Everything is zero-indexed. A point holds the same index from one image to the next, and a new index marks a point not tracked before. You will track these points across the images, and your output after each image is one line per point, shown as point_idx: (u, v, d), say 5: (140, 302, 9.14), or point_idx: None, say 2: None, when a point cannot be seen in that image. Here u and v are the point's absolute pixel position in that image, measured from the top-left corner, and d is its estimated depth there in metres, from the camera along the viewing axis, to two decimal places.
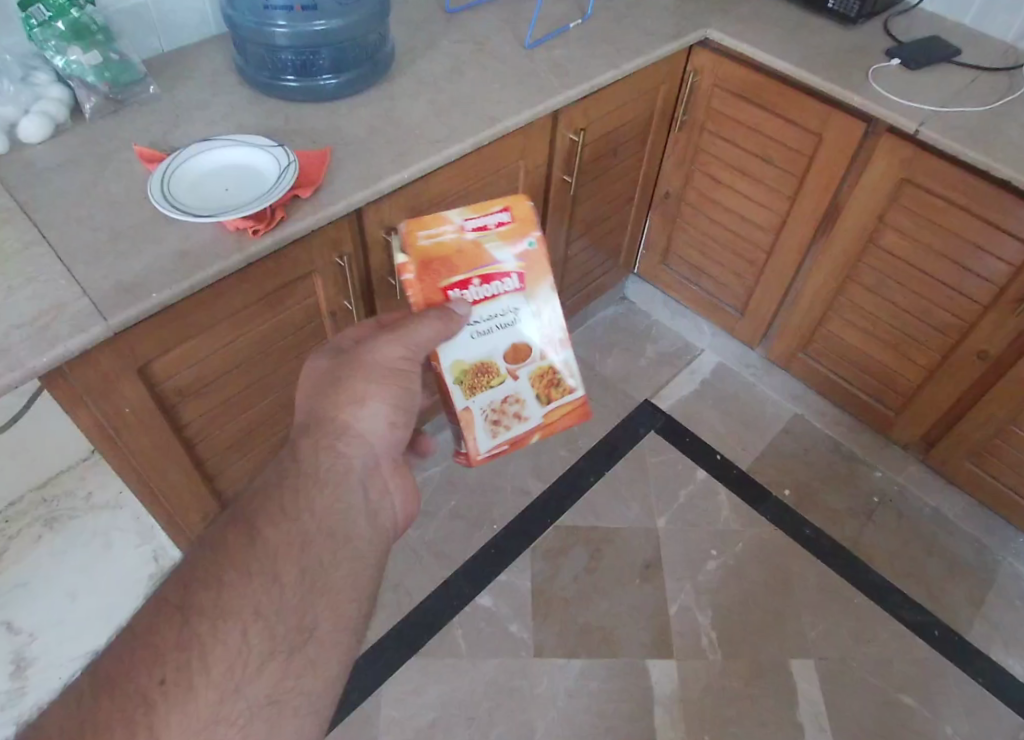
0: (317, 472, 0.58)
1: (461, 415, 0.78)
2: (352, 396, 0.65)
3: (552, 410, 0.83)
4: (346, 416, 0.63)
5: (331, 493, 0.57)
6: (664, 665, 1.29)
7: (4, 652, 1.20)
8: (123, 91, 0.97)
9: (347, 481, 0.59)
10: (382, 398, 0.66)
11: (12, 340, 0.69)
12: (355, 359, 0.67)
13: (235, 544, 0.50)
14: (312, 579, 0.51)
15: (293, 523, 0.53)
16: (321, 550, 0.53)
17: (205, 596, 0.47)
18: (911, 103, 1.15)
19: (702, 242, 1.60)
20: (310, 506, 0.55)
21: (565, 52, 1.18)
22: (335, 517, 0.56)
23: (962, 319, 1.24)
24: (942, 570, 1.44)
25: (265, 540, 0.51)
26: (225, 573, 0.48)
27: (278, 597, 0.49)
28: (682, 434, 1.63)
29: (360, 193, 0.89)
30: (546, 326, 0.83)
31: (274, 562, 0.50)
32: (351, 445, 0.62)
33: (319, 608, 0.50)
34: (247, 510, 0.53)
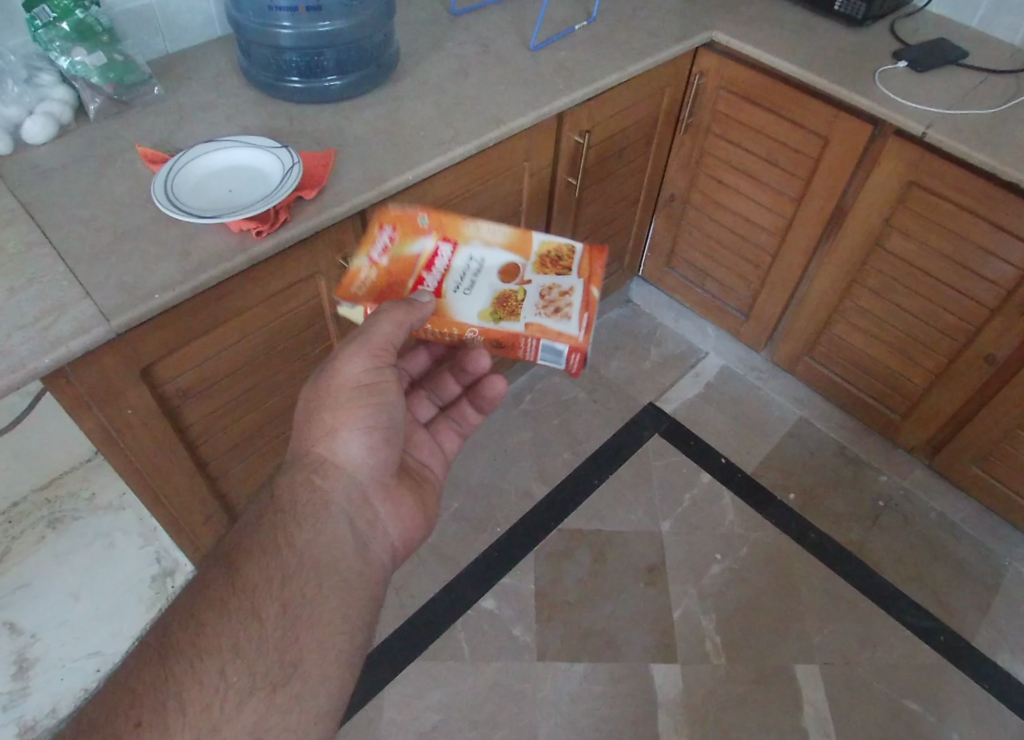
0: (296, 508, 0.60)
1: (529, 332, 0.73)
2: (326, 426, 0.65)
3: (577, 268, 0.80)
4: (324, 447, 0.64)
5: (309, 528, 0.59)
6: (668, 669, 1.28)
7: (6, 652, 1.19)
8: (128, 91, 0.97)
9: (326, 517, 0.60)
10: (355, 422, 0.65)
11: (13, 341, 0.69)
12: (325, 385, 0.67)
13: (216, 584, 0.53)
14: (294, 614, 0.53)
15: (274, 558, 0.55)
16: (304, 582, 0.55)
17: (182, 637, 0.49)
18: (918, 105, 1.14)
19: (706, 246, 1.60)
20: (292, 540, 0.57)
21: (570, 54, 1.17)
22: (320, 551, 0.57)
23: (969, 322, 1.23)
24: (948, 574, 1.43)
25: (243, 576, 0.54)
26: (203, 611, 0.51)
27: (257, 633, 0.51)
28: (687, 437, 1.62)
29: (365, 194, 0.89)
30: (510, 236, 0.82)
31: (255, 600, 0.52)
32: (329, 477, 0.63)
33: (303, 639, 0.52)
34: (228, 551, 0.55)
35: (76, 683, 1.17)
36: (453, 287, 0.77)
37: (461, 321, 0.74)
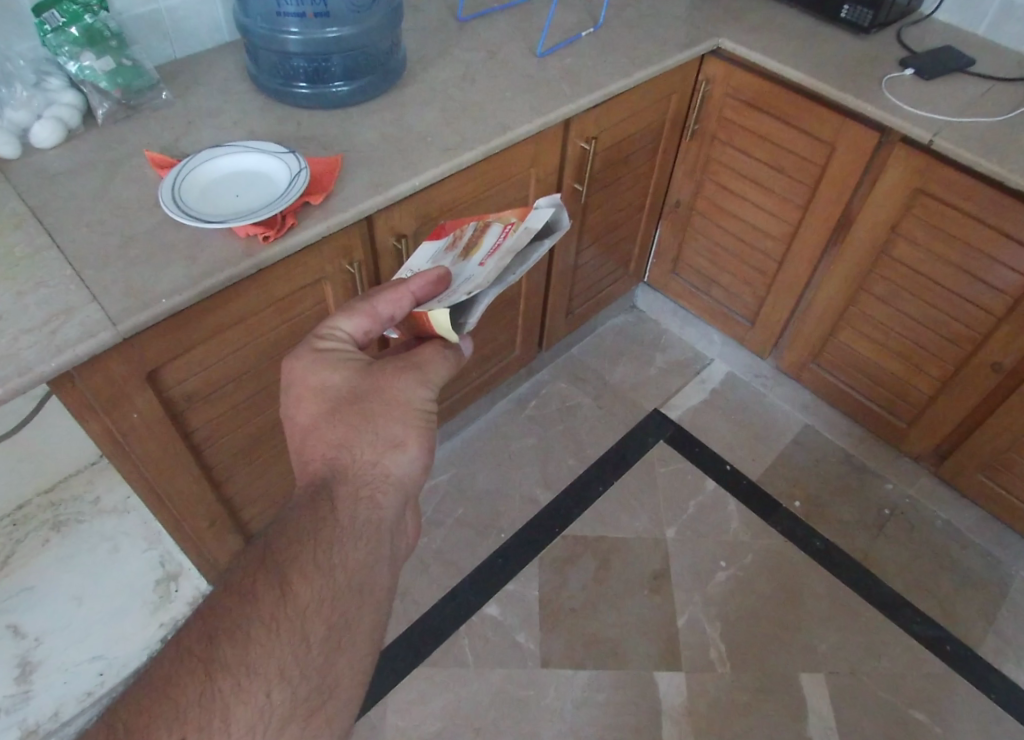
0: (355, 524, 0.57)
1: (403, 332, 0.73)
2: (390, 441, 0.62)
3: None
4: (385, 462, 0.61)
5: (368, 547, 0.56)
6: (673, 677, 1.27)
7: (10, 655, 1.19)
8: (136, 97, 0.98)
9: (382, 537, 0.58)
10: (417, 442, 0.64)
11: (20, 346, 0.69)
12: (388, 397, 0.64)
13: (266, 598, 0.49)
14: (337, 638, 0.51)
15: (327, 579, 0.53)
16: (348, 606, 0.53)
17: (229, 651, 0.46)
18: (925, 113, 1.14)
19: (712, 252, 1.59)
20: (346, 560, 0.54)
21: (577, 61, 1.17)
22: (366, 572, 0.55)
23: (976, 330, 1.23)
24: (955, 583, 1.42)
25: (295, 594, 0.50)
26: (253, 627, 0.48)
27: (304, 656, 0.49)
28: (692, 444, 1.61)
29: (372, 200, 0.89)
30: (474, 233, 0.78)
31: (304, 621, 0.50)
32: (389, 496, 0.60)
33: (340, 666, 0.51)
34: (280, 561, 0.52)
35: (79, 687, 1.17)
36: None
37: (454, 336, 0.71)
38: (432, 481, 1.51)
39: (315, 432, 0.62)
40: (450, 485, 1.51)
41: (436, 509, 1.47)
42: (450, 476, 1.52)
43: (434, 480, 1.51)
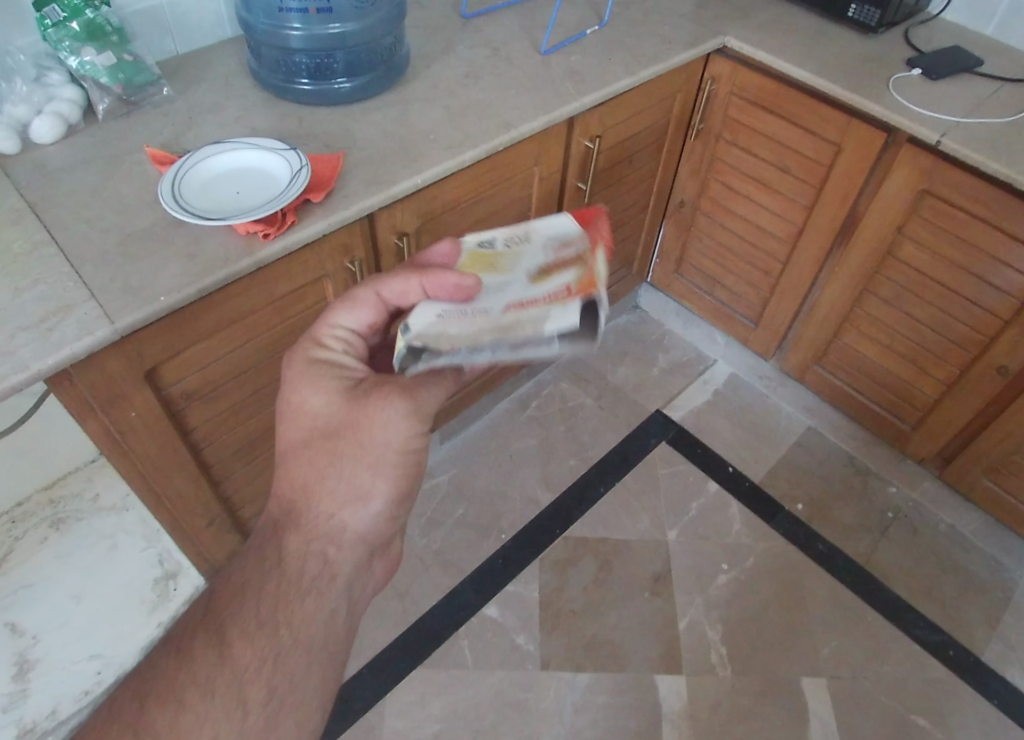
0: (301, 579, 0.56)
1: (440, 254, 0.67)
2: (354, 492, 0.60)
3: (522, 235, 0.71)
4: (343, 514, 0.60)
5: (314, 606, 0.55)
6: (673, 681, 1.26)
7: (7, 654, 1.19)
8: (137, 92, 0.97)
9: (331, 593, 0.57)
10: (383, 493, 0.62)
11: (17, 342, 0.69)
12: (363, 436, 0.61)
13: (202, 656, 0.49)
14: (280, 698, 0.50)
15: (269, 636, 0.52)
16: (294, 666, 0.52)
17: (159, 717, 0.46)
18: (932, 113, 1.13)
19: (716, 253, 1.58)
20: (290, 616, 0.54)
21: (582, 59, 1.16)
22: (318, 629, 0.55)
23: (982, 333, 1.21)
24: (958, 588, 1.41)
25: (233, 654, 0.50)
26: (183, 688, 0.47)
27: (240, 721, 0.48)
28: (694, 446, 1.60)
29: (374, 197, 0.88)
30: (577, 278, 0.61)
31: (242, 682, 0.49)
32: (341, 550, 0.59)
33: (285, 729, 0.50)
34: (220, 614, 0.52)
35: (76, 686, 1.17)
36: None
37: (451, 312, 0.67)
38: (433, 481, 1.50)
39: (291, 457, 0.61)
40: (451, 485, 1.50)
41: (436, 509, 1.46)
42: (451, 476, 1.52)
43: (435, 480, 1.50)
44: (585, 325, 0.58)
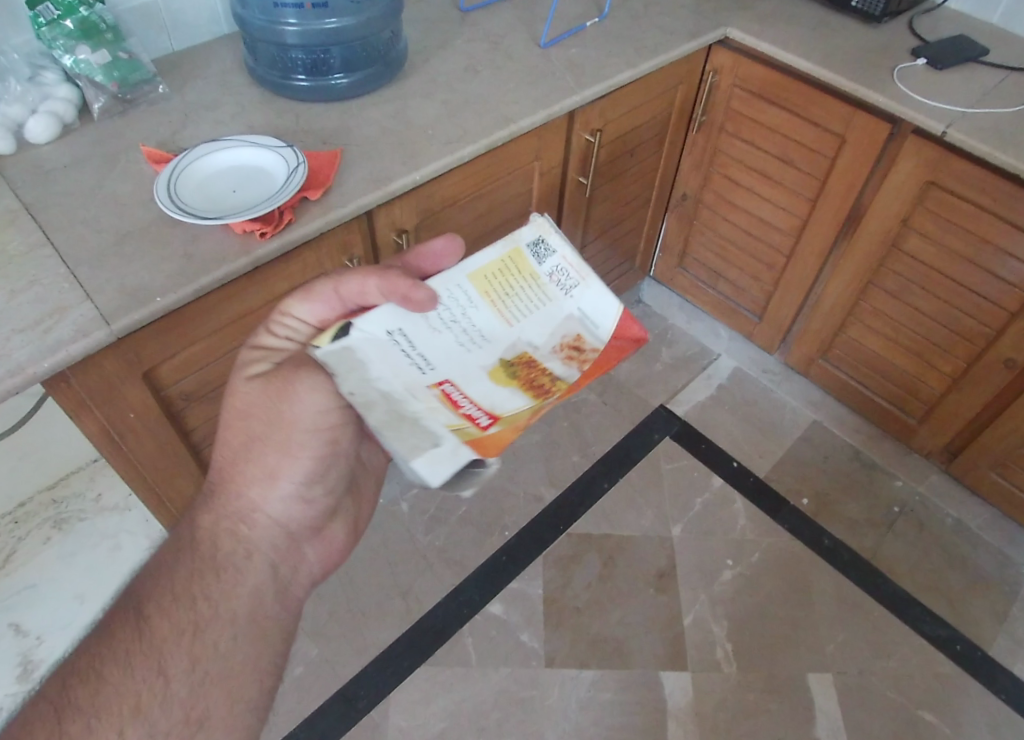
0: (216, 557, 0.62)
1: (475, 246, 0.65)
2: (266, 472, 0.67)
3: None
4: (254, 494, 0.66)
5: (229, 581, 0.62)
6: (679, 677, 1.26)
7: (13, 653, 1.21)
8: (132, 90, 0.96)
9: (248, 569, 0.64)
10: (294, 472, 0.68)
11: (12, 345, 0.68)
12: (279, 418, 0.66)
13: (123, 635, 0.54)
14: (203, 668, 0.55)
15: (188, 611, 0.57)
16: (216, 636, 0.57)
17: (80, 693, 0.50)
18: (936, 103, 1.11)
19: (719, 246, 1.57)
20: (206, 592, 0.60)
21: (582, 52, 1.15)
22: (237, 601, 0.61)
23: (989, 325, 1.20)
24: (965, 582, 1.40)
25: (152, 628, 0.55)
26: (105, 667, 0.52)
27: (164, 690, 0.53)
28: (699, 441, 1.59)
29: (372, 194, 0.87)
30: (508, 417, 0.52)
31: (163, 656, 0.54)
32: (255, 527, 0.66)
33: (212, 697, 0.55)
34: (138, 598, 0.57)
35: None
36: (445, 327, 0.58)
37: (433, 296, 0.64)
38: None
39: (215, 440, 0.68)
40: None
41: (440, 507, 1.46)
42: None
43: None
44: (448, 480, 0.49)
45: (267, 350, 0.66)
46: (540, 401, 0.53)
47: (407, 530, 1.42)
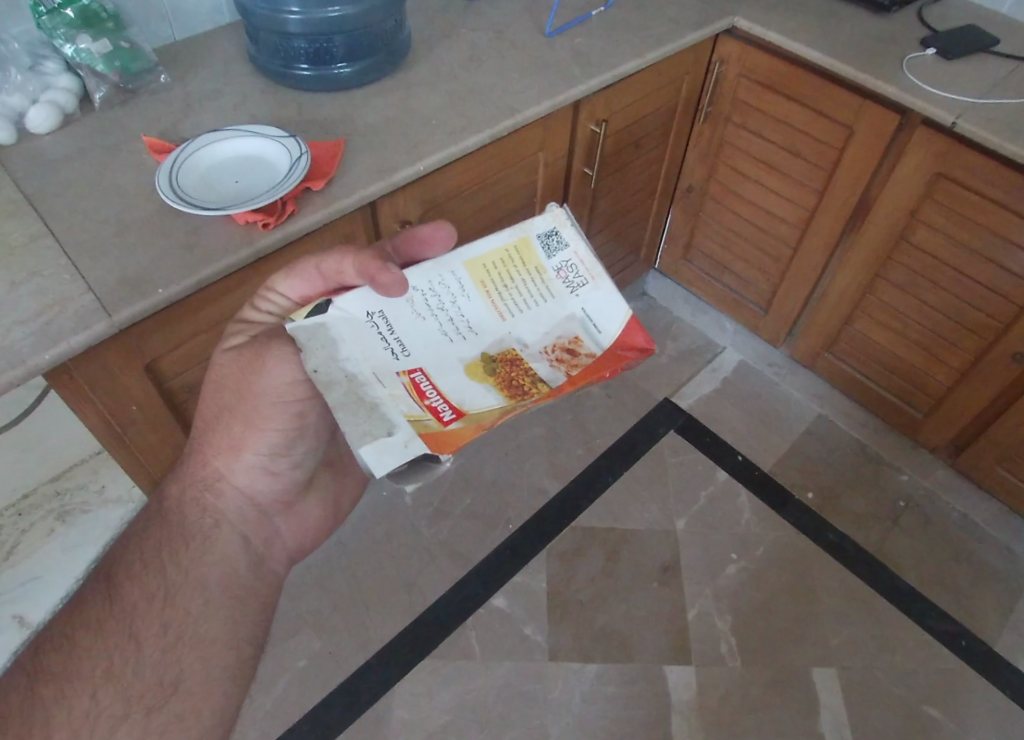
0: (185, 527, 0.64)
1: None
2: (231, 446, 0.69)
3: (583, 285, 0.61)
4: (221, 466, 0.69)
5: (198, 547, 0.64)
6: (682, 671, 1.26)
7: (14, 646, 1.22)
8: (134, 80, 0.96)
9: (216, 537, 0.66)
10: (259, 448, 0.69)
11: (13, 337, 0.68)
12: (246, 392, 0.66)
13: (94, 604, 0.56)
14: (175, 633, 0.57)
15: (158, 578, 0.59)
16: (187, 602, 0.59)
17: (52, 658, 0.52)
18: (946, 93, 1.10)
19: (725, 238, 1.56)
20: (177, 560, 0.62)
21: (587, 41, 1.13)
22: (208, 569, 0.63)
23: (996, 318, 1.19)
24: (970, 577, 1.39)
25: (123, 595, 0.57)
26: (77, 633, 0.54)
27: (135, 654, 0.55)
28: (703, 434, 1.59)
29: (375, 185, 0.86)
30: (473, 414, 0.51)
31: (134, 622, 0.56)
32: (221, 497, 0.68)
33: (187, 660, 0.57)
34: (108, 568, 0.58)
35: None
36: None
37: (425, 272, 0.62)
38: None
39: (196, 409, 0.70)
40: (458, 475, 1.49)
41: (443, 500, 1.45)
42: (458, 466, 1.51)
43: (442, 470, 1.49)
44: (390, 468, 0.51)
45: (248, 324, 0.65)
46: (514, 402, 0.52)
47: (411, 523, 1.41)
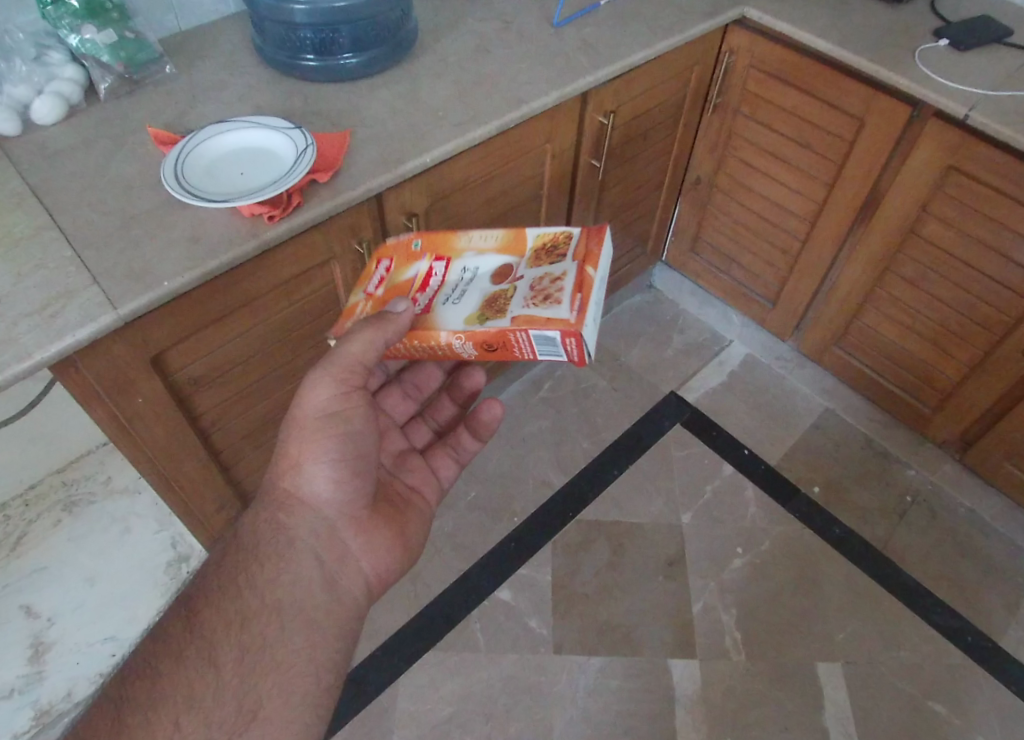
0: (259, 549, 0.63)
1: (517, 327, 0.63)
2: (293, 463, 0.67)
3: (575, 249, 0.69)
4: (287, 485, 0.67)
5: (273, 569, 0.62)
6: (687, 665, 1.26)
7: (23, 635, 1.20)
8: (139, 71, 0.95)
9: (289, 556, 0.63)
10: (320, 457, 0.67)
11: (18, 330, 0.67)
12: (296, 417, 0.68)
13: (176, 629, 0.56)
14: (253, 657, 0.56)
15: (235, 602, 0.58)
16: (263, 626, 0.58)
17: (138, 686, 0.52)
18: (960, 85, 1.08)
19: (733, 231, 1.54)
20: (251, 582, 0.60)
21: (595, 32, 1.12)
22: (285, 591, 0.61)
23: (1006, 313, 1.17)
24: (977, 573, 1.39)
25: (203, 621, 0.56)
26: (161, 661, 0.53)
27: (216, 681, 0.53)
28: (709, 428, 1.58)
29: (381, 177, 0.86)
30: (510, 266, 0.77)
31: (213, 646, 0.55)
32: (294, 515, 0.66)
33: (264, 687, 0.55)
34: (189, 594, 0.59)
35: (91, 667, 1.17)
36: (443, 300, 0.70)
37: (446, 330, 0.67)
38: None
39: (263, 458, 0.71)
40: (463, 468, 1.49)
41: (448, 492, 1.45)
42: None
43: None
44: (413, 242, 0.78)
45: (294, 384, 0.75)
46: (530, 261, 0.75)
47: None
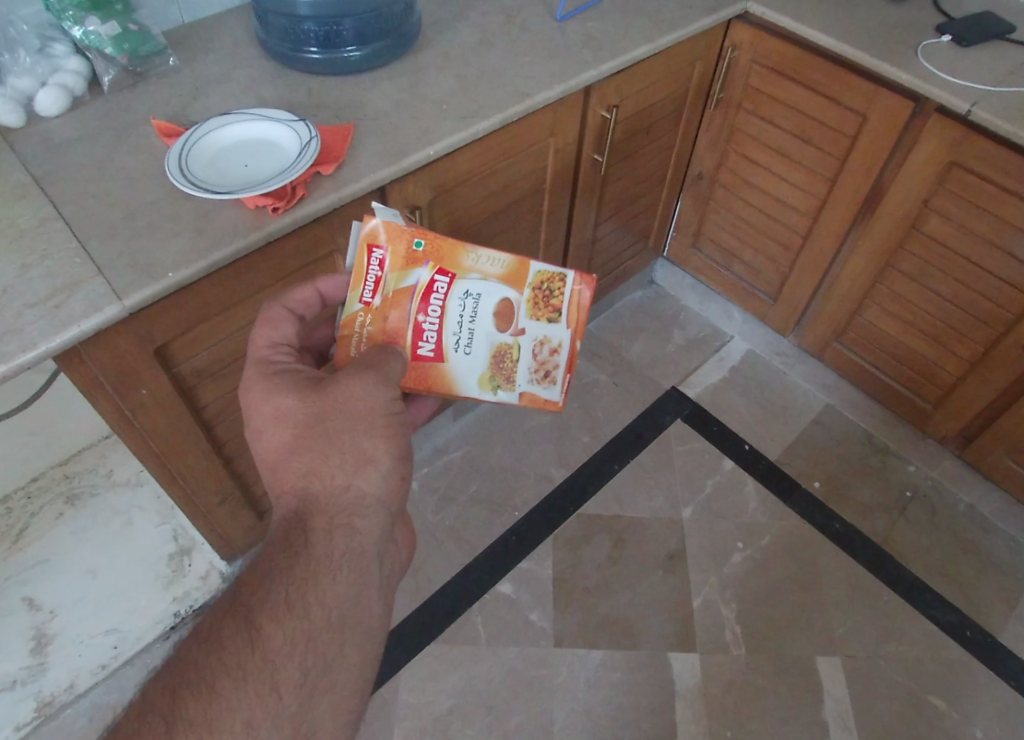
0: (330, 558, 0.58)
1: (522, 401, 0.82)
2: (359, 457, 0.63)
3: (568, 311, 0.81)
4: (354, 482, 0.62)
5: (345, 581, 0.58)
6: (688, 658, 1.26)
7: (25, 628, 1.20)
8: (143, 63, 0.95)
9: (362, 567, 0.60)
10: (389, 452, 0.65)
11: (24, 320, 0.68)
12: (357, 410, 0.64)
13: (233, 643, 0.52)
14: (313, 682, 0.53)
15: (301, 620, 0.54)
16: (325, 645, 0.55)
17: (192, 706, 0.48)
18: (962, 81, 1.08)
19: (735, 226, 1.54)
20: (321, 598, 0.56)
21: (599, 25, 1.12)
22: (350, 604, 0.58)
23: (1010, 310, 1.17)
24: (977, 569, 1.39)
25: (263, 640, 0.53)
26: (217, 679, 0.50)
27: (273, 707, 0.51)
28: (710, 423, 1.58)
29: (384, 170, 0.86)
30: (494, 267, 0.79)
31: (275, 669, 0.52)
32: (366, 519, 0.62)
33: (318, 712, 0.53)
34: (247, 601, 0.54)
35: (93, 659, 1.18)
36: (454, 343, 0.76)
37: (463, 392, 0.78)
38: (446, 459, 1.50)
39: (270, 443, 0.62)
40: (463, 463, 1.49)
41: (449, 486, 1.46)
42: (463, 454, 1.51)
43: (448, 457, 1.50)
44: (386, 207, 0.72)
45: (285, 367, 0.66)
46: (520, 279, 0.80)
47: (417, 508, 1.42)
